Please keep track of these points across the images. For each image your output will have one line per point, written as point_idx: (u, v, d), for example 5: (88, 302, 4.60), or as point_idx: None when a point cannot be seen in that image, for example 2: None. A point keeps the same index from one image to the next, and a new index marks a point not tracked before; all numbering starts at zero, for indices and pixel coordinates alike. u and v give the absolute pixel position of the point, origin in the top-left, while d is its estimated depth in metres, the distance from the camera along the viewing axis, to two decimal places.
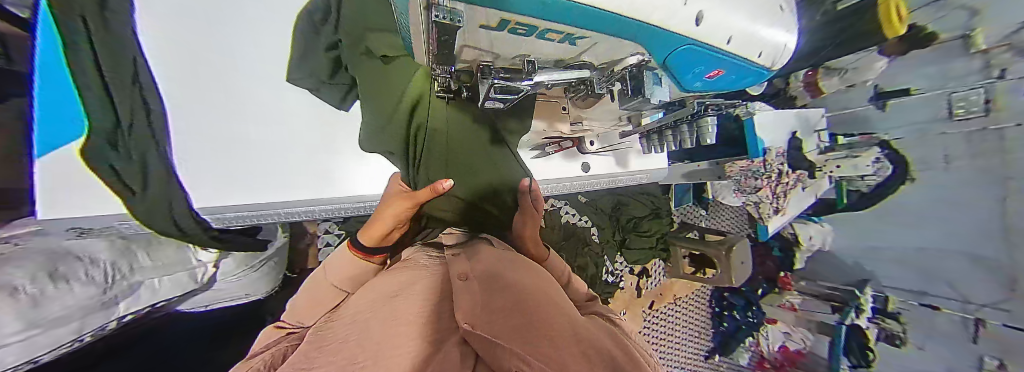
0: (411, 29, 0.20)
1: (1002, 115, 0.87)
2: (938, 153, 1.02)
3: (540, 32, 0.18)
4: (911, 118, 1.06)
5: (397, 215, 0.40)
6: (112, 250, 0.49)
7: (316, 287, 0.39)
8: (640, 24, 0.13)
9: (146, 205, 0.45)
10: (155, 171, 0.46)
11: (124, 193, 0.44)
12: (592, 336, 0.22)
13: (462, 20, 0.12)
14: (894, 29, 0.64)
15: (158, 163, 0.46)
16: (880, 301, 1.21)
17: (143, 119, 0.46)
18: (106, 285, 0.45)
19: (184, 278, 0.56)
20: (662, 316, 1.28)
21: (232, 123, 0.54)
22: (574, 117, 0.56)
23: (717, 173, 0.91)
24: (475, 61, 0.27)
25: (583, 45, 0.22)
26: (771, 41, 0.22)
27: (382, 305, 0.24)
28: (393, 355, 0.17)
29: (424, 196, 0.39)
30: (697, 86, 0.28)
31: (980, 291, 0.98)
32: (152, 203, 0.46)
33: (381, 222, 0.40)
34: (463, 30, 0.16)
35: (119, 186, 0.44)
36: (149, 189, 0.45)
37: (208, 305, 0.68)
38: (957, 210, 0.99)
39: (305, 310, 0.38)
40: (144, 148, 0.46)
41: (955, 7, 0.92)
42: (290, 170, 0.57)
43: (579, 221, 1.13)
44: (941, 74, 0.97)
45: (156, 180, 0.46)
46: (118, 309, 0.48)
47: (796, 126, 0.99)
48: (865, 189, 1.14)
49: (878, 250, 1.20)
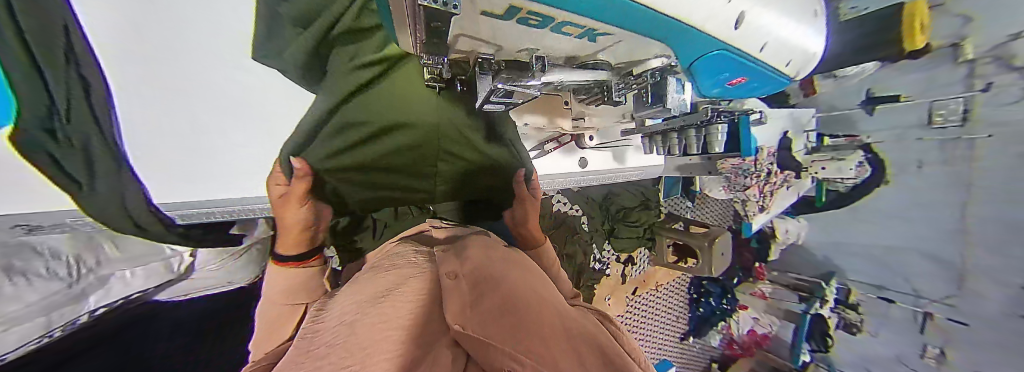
0: (395, 23, 0.18)
1: (976, 125, 0.91)
2: (913, 160, 1.04)
3: (555, 25, 0.16)
4: (892, 123, 1.06)
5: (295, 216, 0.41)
6: (77, 241, 0.44)
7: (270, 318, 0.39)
8: (668, 17, 0.13)
9: (101, 205, 0.38)
10: (104, 169, 0.37)
11: (71, 191, 0.36)
12: (586, 333, 0.21)
13: (458, 6, 0.10)
14: (913, 44, 0.70)
15: (108, 162, 0.37)
16: (842, 292, 1.26)
17: (85, 109, 0.34)
18: (69, 280, 0.44)
19: (158, 269, 0.53)
20: (644, 301, 1.33)
21: (193, 104, 0.43)
22: (576, 113, 0.53)
23: (708, 168, 0.89)
24: (472, 53, 0.23)
25: (602, 43, 0.21)
26: (784, 39, 0.22)
27: (367, 308, 0.22)
28: (382, 359, 0.16)
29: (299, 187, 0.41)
30: (714, 92, 0.28)
31: (934, 287, 1.06)
32: (105, 201, 0.38)
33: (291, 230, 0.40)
34: (463, 17, 0.14)
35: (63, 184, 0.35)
36: (99, 187, 0.37)
37: (190, 293, 0.62)
38: (923, 212, 1.05)
39: (268, 336, 0.37)
40: (88, 132, 0.35)
41: (955, 14, 0.92)
42: (255, 163, 0.49)
43: (570, 209, 1.10)
44: (926, 80, 0.99)
45: (106, 178, 0.37)
46: (87, 304, 0.47)
47: (790, 125, 1.00)
48: (843, 189, 1.17)
49: (842, 245, 1.25)
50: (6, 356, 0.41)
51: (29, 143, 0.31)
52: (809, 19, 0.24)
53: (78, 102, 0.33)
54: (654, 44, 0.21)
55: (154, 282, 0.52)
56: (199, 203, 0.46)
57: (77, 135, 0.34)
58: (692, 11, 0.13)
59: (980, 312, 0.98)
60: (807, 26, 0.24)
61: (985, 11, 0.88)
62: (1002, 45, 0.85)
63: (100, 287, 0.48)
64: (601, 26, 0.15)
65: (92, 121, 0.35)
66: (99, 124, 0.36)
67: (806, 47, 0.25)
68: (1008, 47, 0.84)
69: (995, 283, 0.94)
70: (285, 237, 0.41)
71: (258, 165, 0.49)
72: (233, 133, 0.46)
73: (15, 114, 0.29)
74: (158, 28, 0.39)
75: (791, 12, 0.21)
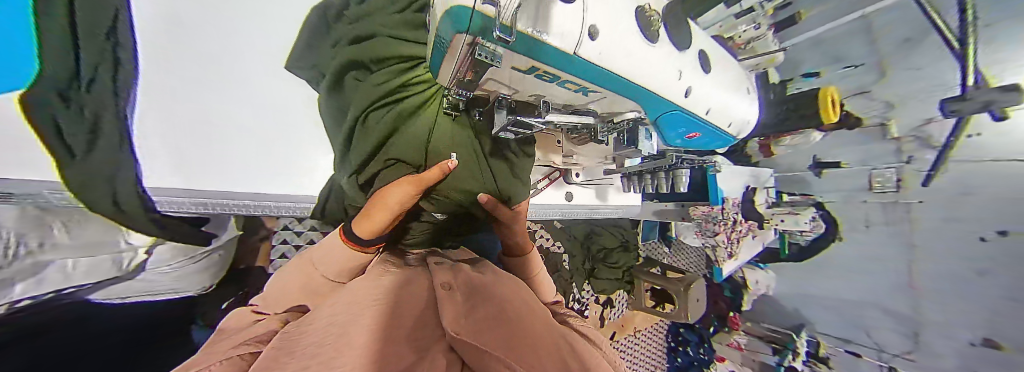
0: (443, 61, 0.21)
1: (908, 191, 1.03)
2: (861, 219, 1.14)
3: (561, 82, 0.21)
4: (841, 185, 1.17)
5: (400, 200, 0.39)
6: (24, 220, 0.39)
7: (300, 270, 0.36)
8: (621, 74, 0.19)
9: (88, 172, 0.39)
10: (109, 138, 0.41)
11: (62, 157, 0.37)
12: (581, 348, 0.22)
13: (500, 60, 0.16)
14: (831, 117, 0.72)
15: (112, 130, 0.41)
16: (813, 345, 1.29)
17: (108, 82, 0.41)
18: (6, 262, 0.36)
19: (106, 264, 0.47)
20: (622, 348, 1.28)
21: (223, 97, 0.52)
22: (566, 151, 0.60)
23: (682, 214, 1.01)
24: (493, 92, 0.29)
25: (591, 97, 0.26)
26: (716, 102, 0.30)
27: (357, 311, 0.22)
28: (357, 356, 0.15)
29: (430, 175, 0.40)
30: (678, 143, 0.35)
31: (891, 340, 1.12)
32: (94, 172, 0.39)
33: (385, 210, 0.38)
34: (496, 68, 0.19)
35: (55, 147, 0.37)
36: (92, 155, 0.39)
37: (127, 298, 0.56)
38: (873, 267, 1.12)
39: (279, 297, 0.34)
40: (102, 104, 0.40)
41: (880, 99, 1.03)
42: (255, 152, 0.54)
43: (551, 245, 1.14)
44: (866, 152, 1.10)
45: (104, 145, 0.40)
46: (13, 292, 0.39)
47: (751, 181, 1.11)
48: (803, 243, 1.26)
49: (809, 297, 1.30)
50: None
51: (47, 104, 0.36)
52: (741, 95, 0.33)
53: (104, 78, 0.41)
54: (629, 103, 0.27)
55: (95, 278, 0.47)
56: (207, 189, 0.50)
57: (91, 107, 0.39)
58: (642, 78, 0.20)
59: (938, 368, 1.03)
60: (739, 99, 0.33)
61: (900, 98, 0.99)
62: (919, 127, 0.98)
63: (32, 276, 0.41)
64: (594, 85, 0.21)
65: (112, 89, 0.41)
66: (118, 99, 0.42)
67: (741, 114, 0.34)
68: (925, 129, 0.97)
69: (944, 336, 1.01)
70: (375, 220, 0.38)
71: (260, 156, 0.55)
72: (239, 122, 0.53)
73: (34, 77, 0.35)
74: (197, 44, 0.50)
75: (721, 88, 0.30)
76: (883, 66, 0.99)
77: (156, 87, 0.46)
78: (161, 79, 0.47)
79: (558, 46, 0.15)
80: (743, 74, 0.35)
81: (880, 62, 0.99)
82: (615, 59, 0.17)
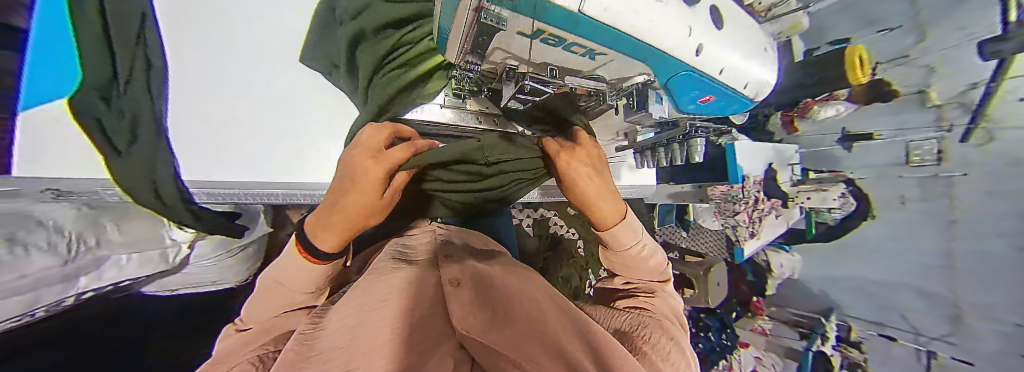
0: (451, 27, 0.21)
1: (950, 164, 0.94)
2: (895, 195, 1.05)
3: (566, 45, 0.21)
4: (873, 160, 1.08)
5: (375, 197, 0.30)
6: (81, 220, 0.46)
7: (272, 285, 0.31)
8: (626, 33, 0.19)
9: (130, 167, 0.45)
10: (146, 132, 0.46)
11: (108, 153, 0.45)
12: (598, 337, 0.22)
13: (504, 23, 0.16)
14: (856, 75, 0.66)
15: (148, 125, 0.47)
16: (843, 329, 1.22)
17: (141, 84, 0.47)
18: (65, 258, 0.42)
19: (153, 256, 0.54)
20: None
21: (240, 94, 0.55)
22: None
23: (699, 196, 0.95)
24: (501, 63, 0.29)
25: (599, 61, 0.26)
26: (726, 59, 0.28)
27: (369, 312, 0.23)
28: (371, 358, 0.16)
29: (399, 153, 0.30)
30: (690, 108, 0.35)
31: (931, 323, 1.04)
32: (134, 163, 0.45)
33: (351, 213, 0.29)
34: (501, 35, 0.19)
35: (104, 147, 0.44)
36: (131, 150, 0.45)
37: (175, 289, 0.62)
38: (903, 245, 1.06)
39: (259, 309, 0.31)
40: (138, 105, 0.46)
41: (914, 64, 0.96)
42: (274, 144, 0.56)
43: (567, 232, 1.14)
44: (899, 123, 1.02)
45: (144, 140, 0.46)
46: (78, 284, 0.45)
47: (773, 158, 1.05)
48: (831, 222, 1.14)
49: (836, 280, 1.25)
50: (34, 313, 0.40)
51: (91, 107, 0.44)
52: (758, 60, 0.32)
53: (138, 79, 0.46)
54: (638, 65, 0.26)
55: (147, 270, 0.53)
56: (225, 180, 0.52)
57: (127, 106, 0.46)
58: (644, 34, 0.19)
59: (980, 352, 0.94)
60: (755, 63, 0.32)
61: (942, 62, 0.91)
62: (963, 93, 0.89)
63: (93, 268, 0.47)
64: (599, 46, 0.21)
65: (145, 94, 0.47)
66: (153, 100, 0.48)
67: (758, 75, 0.33)
68: (971, 95, 0.88)
69: (987, 319, 0.92)
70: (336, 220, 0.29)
71: (279, 147, 0.56)
72: (256, 117, 0.55)
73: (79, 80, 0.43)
74: (203, 45, 0.53)
75: (734, 48, 0.29)
76: (923, 26, 0.91)
77: (182, 88, 0.51)
78: (183, 80, 0.51)
79: (564, 7, 0.15)
80: (759, 34, 0.34)
81: (918, 24, 0.92)
82: (617, 16, 0.17)
